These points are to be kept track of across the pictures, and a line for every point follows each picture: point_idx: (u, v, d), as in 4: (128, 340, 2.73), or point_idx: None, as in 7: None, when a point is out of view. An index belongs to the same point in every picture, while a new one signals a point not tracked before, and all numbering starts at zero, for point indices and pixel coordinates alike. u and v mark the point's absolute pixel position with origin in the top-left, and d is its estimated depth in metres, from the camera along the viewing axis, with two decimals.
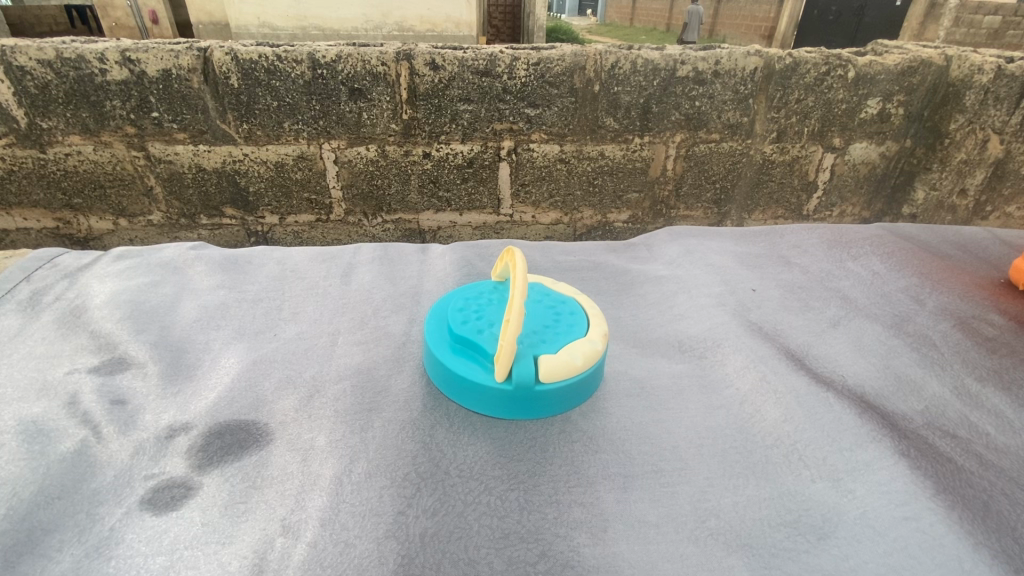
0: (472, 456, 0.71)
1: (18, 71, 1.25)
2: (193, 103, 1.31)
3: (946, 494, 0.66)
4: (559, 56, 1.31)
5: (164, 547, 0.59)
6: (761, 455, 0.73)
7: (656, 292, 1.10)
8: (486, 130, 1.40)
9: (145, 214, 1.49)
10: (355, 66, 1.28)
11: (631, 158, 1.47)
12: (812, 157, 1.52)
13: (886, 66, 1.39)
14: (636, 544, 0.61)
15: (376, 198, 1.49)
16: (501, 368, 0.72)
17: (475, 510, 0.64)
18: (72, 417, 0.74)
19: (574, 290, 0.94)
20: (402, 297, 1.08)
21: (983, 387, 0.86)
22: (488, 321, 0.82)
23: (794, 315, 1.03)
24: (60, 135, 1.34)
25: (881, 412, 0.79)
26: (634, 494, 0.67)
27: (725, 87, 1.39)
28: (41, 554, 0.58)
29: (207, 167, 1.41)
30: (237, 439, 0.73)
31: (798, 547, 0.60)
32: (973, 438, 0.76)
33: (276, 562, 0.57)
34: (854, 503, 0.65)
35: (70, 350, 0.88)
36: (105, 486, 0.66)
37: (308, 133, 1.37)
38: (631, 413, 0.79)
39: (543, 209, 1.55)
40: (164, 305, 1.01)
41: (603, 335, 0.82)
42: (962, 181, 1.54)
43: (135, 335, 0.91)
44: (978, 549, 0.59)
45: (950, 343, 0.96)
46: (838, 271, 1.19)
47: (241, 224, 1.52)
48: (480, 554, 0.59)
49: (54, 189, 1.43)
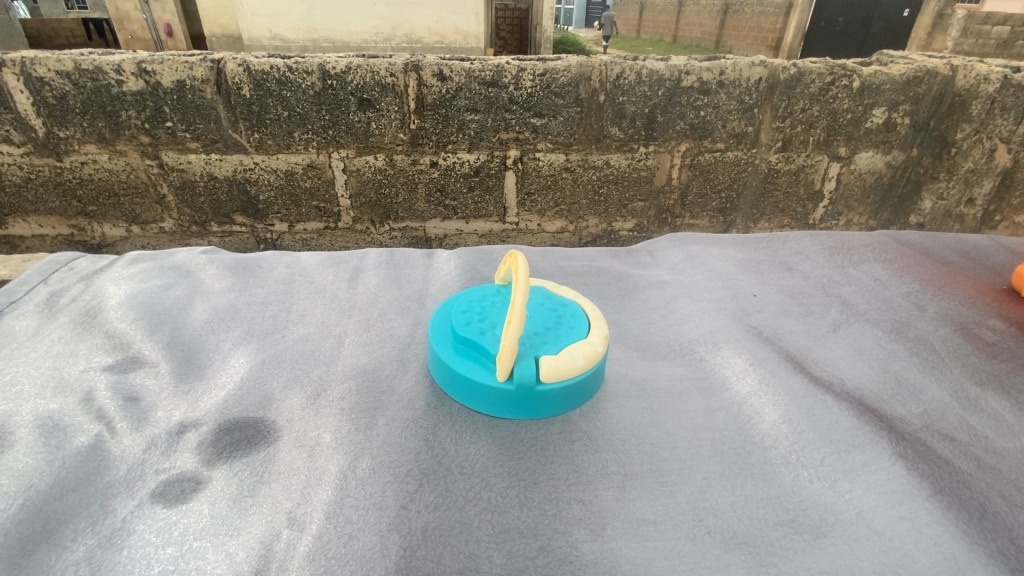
0: (474, 454, 0.73)
1: (38, 82, 1.29)
2: (206, 112, 1.35)
3: (942, 495, 0.66)
4: (565, 67, 1.34)
5: (174, 538, 0.60)
6: (759, 456, 0.73)
7: (656, 297, 1.12)
8: (492, 140, 1.42)
9: (158, 220, 1.53)
10: (365, 77, 1.31)
11: (636, 167, 1.49)
12: (818, 166, 1.53)
13: (891, 75, 1.41)
14: (634, 542, 0.62)
15: (384, 206, 1.52)
16: (502, 368, 0.73)
17: (476, 506, 0.65)
18: (86, 413, 0.77)
19: (575, 294, 0.96)
20: (406, 300, 1.10)
21: (983, 391, 0.86)
22: (490, 323, 0.84)
23: (794, 319, 1.04)
24: (77, 144, 1.39)
25: (879, 415, 0.80)
26: (632, 492, 0.68)
27: (730, 96, 1.41)
28: (55, 544, 0.60)
29: (218, 175, 1.45)
30: (245, 436, 0.75)
31: (795, 545, 0.61)
32: (972, 442, 0.76)
33: (282, 553, 0.59)
34: (851, 503, 0.66)
35: (85, 349, 0.91)
36: (117, 480, 0.67)
37: (318, 143, 1.40)
38: (630, 414, 0.81)
39: (549, 218, 1.57)
40: (176, 307, 1.03)
41: (603, 337, 0.83)
42: (970, 190, 1.54)
43: (148, 335, 0.94)
44: (974, 549, 0.60)
45: (950, 348, 0.96)
46: (840, 277, 1.20)
47: (251, 231, 1.56)
48: (480, 548, 0.60)
49: (71, 197, 1.48)
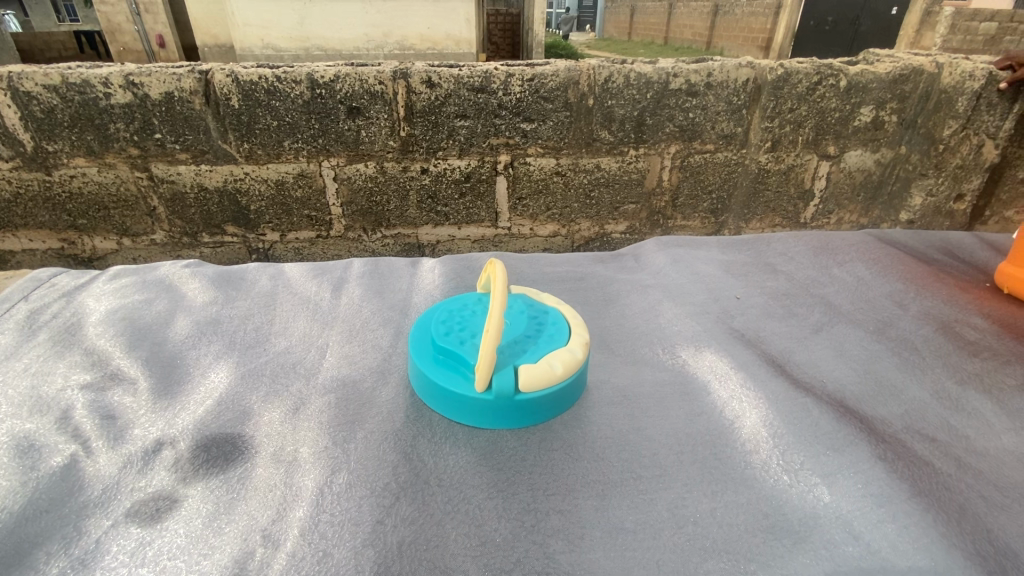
0: (453, 465, 0.72)
1: (25, 97, 1.29)
2: (195, 124, 1.34)
3: (921, 496, 0.65)
4: (554, 72, 1.34)
5: (147, 559, 0.60)
6: (740, 460, 0.73)
7: (640, 301, 1.11)
8: (482, 146, 1.43)
9: (148, 233, 1.52)
10: (353, 85, 1.31)
11: (626, 170, 1.50)
12: (807, 166, 1.54)
13: (878, 74, 1.42)
14: (612, 551, 0.61)
15: (375, 214, 1.52)
16: (480, 378, 0.73)
17: (454, 519, 0.65)
18: (62, 433, 0.76)
19: (557, 300, 0.96)
20: (390, 310, 1.09)
21: (964, 390, 0.86)
22: (470, 332, 0.84)
23: (777, 321, 1.04)
24: (66, 158, 1.38)
25: (860, 416, 0.79)
26: (612, 501, 0.68)
27: (718, 98, 1.41)
28: (28, 567, 0.59)
29: (208, 187, 1.44)
30: (223, 451, 0.74)
31: (773, 551, 0.61)
32: (952, 442, 0.76)
33: (256, 571, 0.58)
34: (829, 506, 0.66)
35: (64, 367, 0.90)
36: (92, 499, 0.67)
37: (308, 152, 1.40)
38: (611, 421, 0.80)
39: (541, 222, 1.57)
40: (158, 322, 1.03)
41: (584, 344, 0.83)
42: (959, 186, 1.53)
43: (128, 352, 0.94)
44: (951, 551, 0.59)
45: (931, 347, 0.96)
46: (824, 278, 1.20)
47: (242, 242, 1.55)
48: (456, 562, 0.60)
49: (59, 211, 1.47)
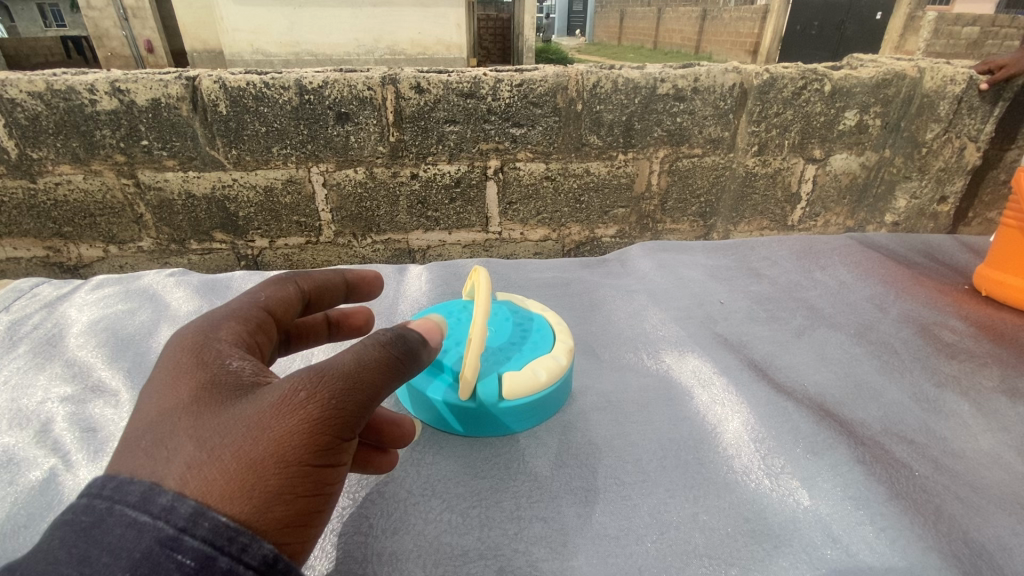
0: (436, 474, 0.72)
1: (9, 104, 1.28)
2: (182, 130, 1.34)
3: (898, 499, 0.66)
4: (542, 77, 1.35)
5: None
6: (721, 465, 0.74)
7: (625, 306, 1.12)
8: (472, 151, 1.43)
9: (135, 240, 1.51)
10: (342, 91, 1.32)
11: (615, 174, 1.51)
12: (794, 169, 1.56)
13: (861, 79, 1.44)
14: (595, 558, 0.62)
15: (365, 219, 1.52)
16: (464, 386, 0.73)
17: (436, 528, 0.65)
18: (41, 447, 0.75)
19: (541, 307, 0.96)
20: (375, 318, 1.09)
21: (942, 392, 0.87)
22: (454, 340, 0.84)
23: (760, 325, 1.05)
24: (51, 166, 1.37)
25: (839, 419, 0.80)
26: (595, 507, 0.68)
27: (705, 103, 1.43)
28: None
29: (196, 193, 1.43)
30: None
31: (754, 555, 0.62)
32: (930, 443, 0.78)
33: None
34: (808, 510, 0.67)
35: (44, 380, 0.89)
36: None
37: (297, 158, 1.40)
38: (594, 427, 0.81)
39: (531, 226, 1.58)
40: (140, 332, 1.02)
41: (567, 350, 0.84)
42: (942, 189, 1.55)
43: (110, 363, 0.93)
44: (928, 553, 0.60)
45: (910, 349, 0.98)
46: (807, 281, 1.21)
47: (231, 249, 1.54)
48: (438, 572, 0.60)
49: (45, 219, 1.45)
